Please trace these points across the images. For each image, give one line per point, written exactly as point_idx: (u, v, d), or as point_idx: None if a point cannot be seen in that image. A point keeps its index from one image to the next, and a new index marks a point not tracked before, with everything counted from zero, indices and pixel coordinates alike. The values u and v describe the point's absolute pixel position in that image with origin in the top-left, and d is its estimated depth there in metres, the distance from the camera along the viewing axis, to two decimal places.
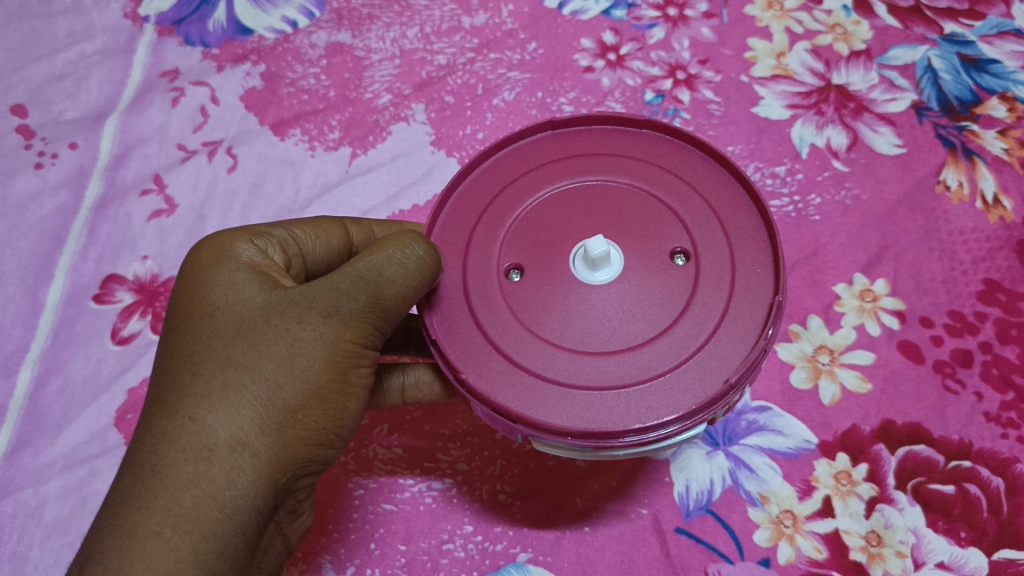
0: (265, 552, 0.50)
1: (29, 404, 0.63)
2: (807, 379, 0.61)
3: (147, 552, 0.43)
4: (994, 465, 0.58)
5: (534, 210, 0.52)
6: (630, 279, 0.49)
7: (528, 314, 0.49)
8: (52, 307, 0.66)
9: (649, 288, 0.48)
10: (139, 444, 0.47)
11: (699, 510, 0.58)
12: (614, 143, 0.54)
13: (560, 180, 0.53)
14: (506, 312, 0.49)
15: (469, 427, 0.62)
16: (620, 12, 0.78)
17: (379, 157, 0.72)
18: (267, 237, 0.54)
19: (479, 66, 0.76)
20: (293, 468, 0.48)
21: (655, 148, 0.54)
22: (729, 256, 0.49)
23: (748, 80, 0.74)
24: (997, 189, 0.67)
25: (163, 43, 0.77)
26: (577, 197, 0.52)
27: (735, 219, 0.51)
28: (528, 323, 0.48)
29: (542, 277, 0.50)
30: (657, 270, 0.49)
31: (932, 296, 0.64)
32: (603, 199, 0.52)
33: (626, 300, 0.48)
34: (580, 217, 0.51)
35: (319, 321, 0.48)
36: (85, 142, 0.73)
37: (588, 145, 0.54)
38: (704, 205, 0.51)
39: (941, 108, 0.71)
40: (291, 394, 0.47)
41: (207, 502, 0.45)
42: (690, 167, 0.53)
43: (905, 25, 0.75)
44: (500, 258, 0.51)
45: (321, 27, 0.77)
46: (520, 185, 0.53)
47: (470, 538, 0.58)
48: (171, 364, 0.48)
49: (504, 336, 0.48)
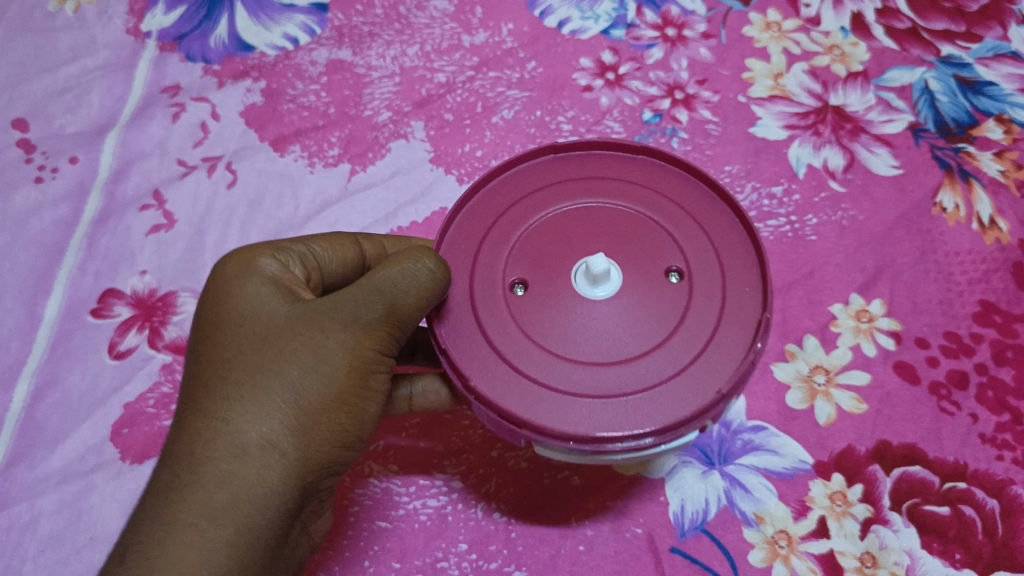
0: (291, 548, 0.52)
1: (26, 418, 0.62)
2: (803, 400, 0.61)
3: (183, 548, 0.45)
4: (989, 487, 0.58)
5: (536, 227, 0.52)
6: (628, 295, 0.49)
7: (532, 326, 0.49)
8: (48, 322, 0.66)
9: (645, 306, 0.48)
10: (173, 443, 0.48)
11: (694, 530, 0.58)
12: (611, 168, 0.54)
13: (561, 202, 0.53)
14: (510, 325, 0.49)
15: (464, 444, 0.61)
16: (619, 32, 0.78)
17: (378, 174, 0.72)
18: (288, 251, 0.55)
19: (478, 84, 0.76)
20: (317, 469, 0.49)
21: (650, 174, 0.54)
22: (720, 278, 0.50)
23: (746, 101, 0.74)
24: (993, 211, 0.68)
25: (165, 59, 0.77)
26: (577, 219, 0.52)
27: (724, 242, 0.51)
28: (531, 335, 0.48)
29: (543, 291, 0.49)
30: (650, 289, 0.49)
31: (928, 317, 0.64)
32: (599, 221, 0.52)
33: (624, 319, 0.48)
34: (583, 234, 0.51)
35: (341, 330, 0.49)
36: (86, 156, 0.73)
37: (589, 169, 0.54)
38: (694, 229, 0.51)
39: (938, 129, 0.72)
40: (317, 399, 0.48)
41: (238, 501, 0.46)
42: (681, 192, 0.53)
43: (902, 48, 0.76)
44: (504, 273, 0.51)
45: (322, 44, 0.78)
46: (522, 206, 0.53)
47: (465, 556, 0.57)
48: (201, 366, 0.50)
49: (510, 347, 0.48)
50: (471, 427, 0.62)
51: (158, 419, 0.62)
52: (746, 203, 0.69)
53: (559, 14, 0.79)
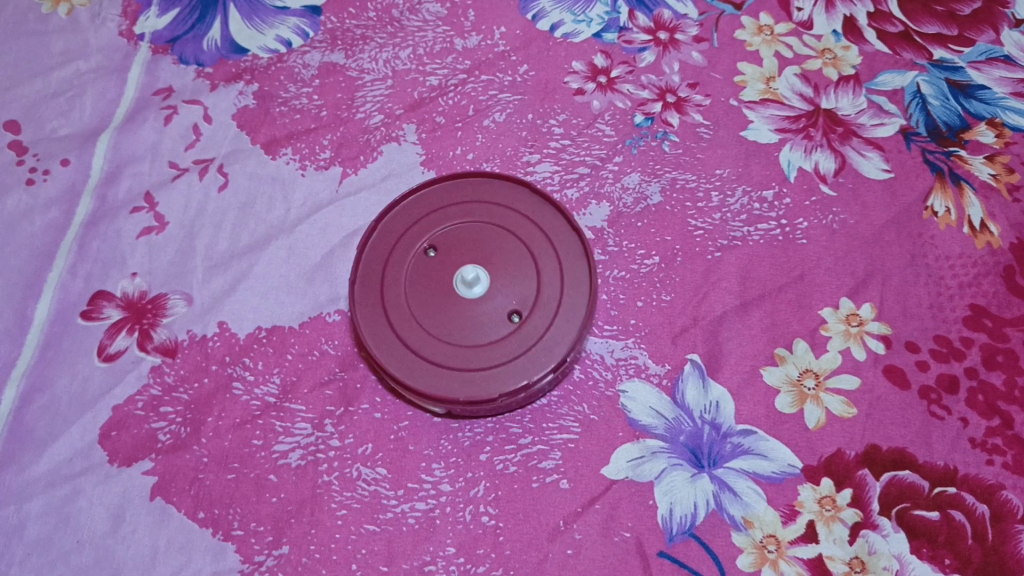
0: None
1: (15, 420, 0.62)
2: (792, 404, 0.61)
3: None
4: (978, 492, 0.58)
5: (463, 227, 0.62)
6: (476, 319, 0.58)
7: (422, 302, 0.59)
8: (38, 324, 0.66)
9: (486, 317, 0.58)
10: None
11: (682, 534, 0.57)
12: (544, 216, 0.62)
13: (487, 215, 0.62)
14: (398, 287, 0.60)
15: (454, 448, 0.60)
16: (611, 36, 0.79)
17: (370, 177, 0.72)
18: None
19: (470, 87, 0.76)
20: None
21: (568, 239, 0.61)
22: (541, 339, 0.57)
23: (737, 104, 0.74)
24: (984, 215, 0.68)
25: (158, 62, 0.78)
26: (500, 238, 0.61)
27: (568, 322, 0.58)
28: (409, 303, 0.59)
29: (433, 272, 0.60)
30: (490, 314, 0.58)
31: (919, 321, 0.64)
32: (509, 248, 0.61)
33: (474, 319, 0.58)
34: (492, 261, 0.60)
35: None
36: (77, 158, 0.73)
37: (528, 225, 0.61)
38: (555, 296, 0.59)
39: (929, 133, 0.72)
40: None
41: None
42: (572, 266, 0.60)
43: (894, 51, 0.77)
44: (422, 237, 0.61)
45: (315, 47, 0.79)
46: (457, 208, 0.62)
47: (452, 560, 0.57)
48: None
49: (388, 291, 0.60)
50: (460, 431, 0.61)
51: (148, 422, 0.62)
52: (738, 207, 0.69)
53: (552, 17, 0.80)
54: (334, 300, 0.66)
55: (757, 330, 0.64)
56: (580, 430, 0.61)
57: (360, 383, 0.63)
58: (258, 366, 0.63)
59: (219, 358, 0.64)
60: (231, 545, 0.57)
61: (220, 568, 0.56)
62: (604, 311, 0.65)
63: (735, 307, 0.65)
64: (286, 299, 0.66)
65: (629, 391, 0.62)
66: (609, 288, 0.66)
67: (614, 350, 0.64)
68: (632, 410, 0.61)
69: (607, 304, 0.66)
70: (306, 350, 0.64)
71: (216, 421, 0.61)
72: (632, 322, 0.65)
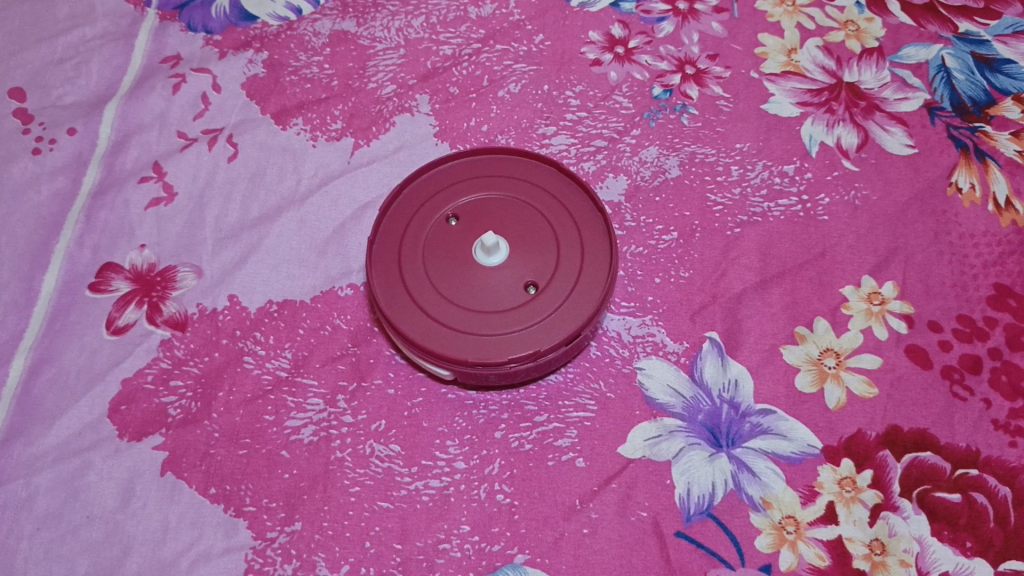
0: None
1: (22, 392, 0.61)
2: (813, 384, 0.60)
3: None
4: (1001, 474, 0.57)
5: (487, 200, 0.61)
6: (492, 286, 0.57)
7: (438, 268, 0.58)
8: (47, 295, 0.65)
9: (501, 286, 0.57)
10: None
11: (700, 514, 0.56)
12: (569, 195, 0.61)
13: (509, 190, 0.61)
14: (417, 249, 0.58)
15: (467, 425, 0.59)
16: (629, 5, 0.77)
17: (382, 149, 0.70)
18: None
19: (485, 57, 0.75)
20: None
21: (592, 222, 0.59)
22: (555, 312, 0.56)
23: (758, 77, 0.73)
24: (1009, 193, 0.67)
25: (166, 29, 0.77)
26: (523, 214, 0.60)
27: (583, 300, 0.56)
28: (426, 266, 0.58)
29: (453, 237, 0.59)
30: (504, 283, 0.57)
31: (942, 301, 0.63)
32: (531, 224, 0.59)
33: (489, 285, 0.57)
34: (511, 233, 0.59)
35: None
36: (84, 127, 0.72)
37: (549, 201, 0.60)
38: (575, 269, 0.57)
39: (954, 108, 0.71)
40: None
41: None
42: (594, 248, 0.58)
43: (918, 23, 0.75)
44: (444, 205, 0.60)
45: (325, 15, 0.77)
46: (480, 182, 0.61)
47: (467, 537, 0.56)
48: None
49: (406, 252, 0.58)
50: (474, 408, 0.60)
51: (157, 396, 0.61)
52: (758, 181, 0.68)
53: None
54: (347, 274, 0.65)
55: (777, 308, 0.63)
56: (597, 408, 0.60)
57: (373, 358, 0.62)
58: (269, 340, 0.62)
59: (229, 332, 0.63)
60: (243, 521, 0.56)
61: (231, 545, 0.56)
62: (621, 288, 0.64)
63: (754, 285, 0.64)
64: (297, 272, 0.65)
65: (646, 368, 0.61)
66: (626, 264, 0.65)
67: (631, 327, 0.63)
68: (649, 388, 0.60)
69: (623, 281, 0.64)
70: (318, 325, 0.63)
71: (227, 396, 0.60)
72: (649, 299, 0.64)
